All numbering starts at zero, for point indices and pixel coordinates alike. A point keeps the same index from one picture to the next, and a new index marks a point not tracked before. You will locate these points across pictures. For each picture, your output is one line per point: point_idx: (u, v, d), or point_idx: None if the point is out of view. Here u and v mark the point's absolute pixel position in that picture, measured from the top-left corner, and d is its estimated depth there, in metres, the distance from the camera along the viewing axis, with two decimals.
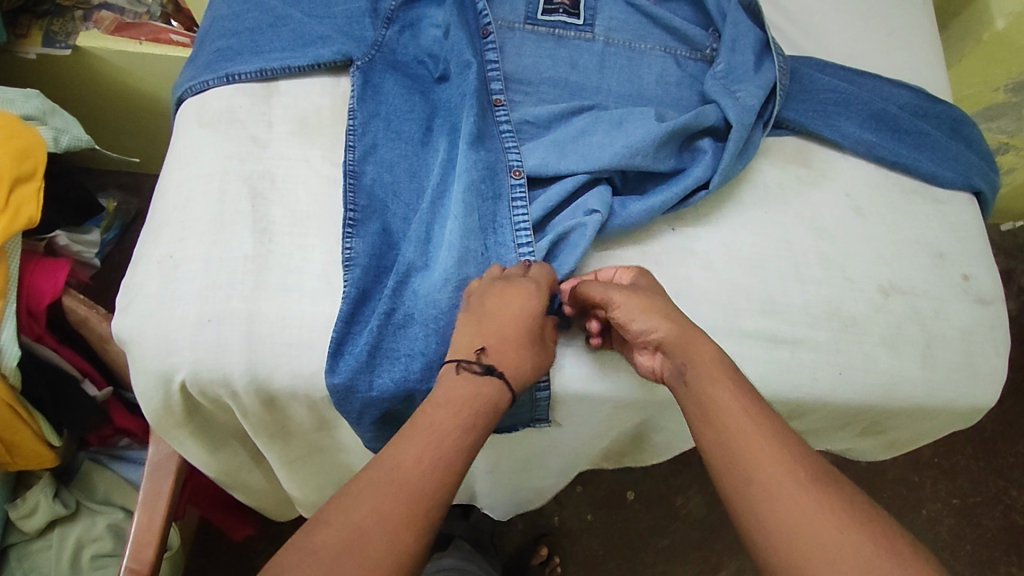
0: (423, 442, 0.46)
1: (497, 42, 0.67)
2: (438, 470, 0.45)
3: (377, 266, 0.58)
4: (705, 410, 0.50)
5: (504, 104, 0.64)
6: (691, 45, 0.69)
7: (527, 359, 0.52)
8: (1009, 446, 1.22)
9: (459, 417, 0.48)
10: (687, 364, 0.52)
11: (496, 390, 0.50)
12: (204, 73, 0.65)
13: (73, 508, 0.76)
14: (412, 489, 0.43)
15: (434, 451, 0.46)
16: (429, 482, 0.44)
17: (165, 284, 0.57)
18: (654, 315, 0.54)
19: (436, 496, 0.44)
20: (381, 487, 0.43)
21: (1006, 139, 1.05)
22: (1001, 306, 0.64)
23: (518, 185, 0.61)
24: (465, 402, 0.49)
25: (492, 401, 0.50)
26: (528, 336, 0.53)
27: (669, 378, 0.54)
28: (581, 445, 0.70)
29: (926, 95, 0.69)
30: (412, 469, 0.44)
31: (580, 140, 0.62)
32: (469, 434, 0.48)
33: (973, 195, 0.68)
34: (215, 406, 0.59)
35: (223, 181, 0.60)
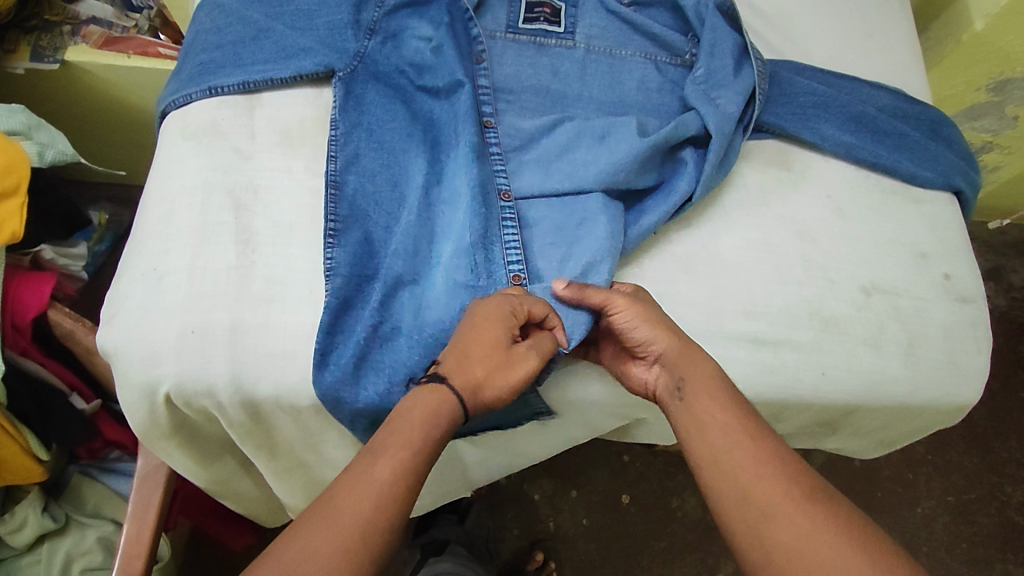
0: (353, 476, 0.45)
1: (487, 55, 0.67)
2: (371, 500, 0.44)
3: (359, 275, 0.58)
4: (695, 419, 0.52)
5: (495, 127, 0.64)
6: (672, 51, 0.69)
7: (478, 363, 0.52)
8: (1002, 442, 1.23)
9: (390, 441, 0.47)
10: (686, 375, 0.54)
11: (439, 399, 0.50)
12: (188, 86, 0.65)
13: (63, 521, 0.76)
14: (344, 525, 0.43)
15: (367, 482, 0.45)
16: (364, 514, 0.44)
17: (150, 296, 0.57)
18: (659, 327, 0.55)
19: (373, 526, 0.44)
20: (310, 532, 0.43)
21: (991, 138, 1.06)
22: (983, 303, 0.64)
23: (507, 207, 0.61)
24: (404, 419, 0.48)
25: (432, 406, 0.49)
26: (486, 347, 0.51)
27: (664, 393, 0.55)
28: (567, 444, 0.71)
29: (904, 96, 0.70)
30: (344, 505, 0.44)
31: (566, 157, 0.63)
32: (403, 456, 0.47)
33: (953, 195, 0.69)
34: (201, 417, 0.59)
35: (207, 194, 0.61)
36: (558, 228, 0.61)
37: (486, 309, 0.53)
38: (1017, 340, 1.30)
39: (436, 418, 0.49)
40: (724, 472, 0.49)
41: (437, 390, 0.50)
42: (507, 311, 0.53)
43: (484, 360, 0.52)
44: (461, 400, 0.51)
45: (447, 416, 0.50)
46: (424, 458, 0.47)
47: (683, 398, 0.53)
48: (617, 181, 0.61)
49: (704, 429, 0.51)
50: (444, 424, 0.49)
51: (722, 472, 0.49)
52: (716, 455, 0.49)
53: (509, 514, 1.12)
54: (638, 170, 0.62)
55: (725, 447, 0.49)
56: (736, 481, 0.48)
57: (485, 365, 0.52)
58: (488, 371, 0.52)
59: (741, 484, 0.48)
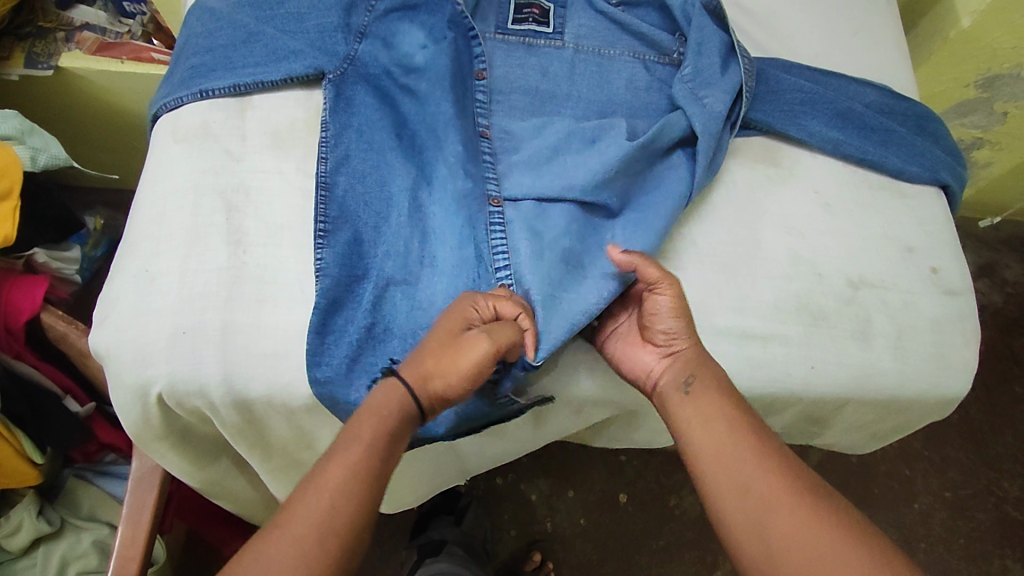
0: (307, 480, 0.47)
1: (486, 56, 0.67)
2: (325, 501, 0.46)
3: (348, 276, 0.58)
4: (699, 412, 0.53)
5: (490, 138, 0.65)
6: (660, 50, 0.70)
7: (430, 354, 0.52)
8: (999, 437, 1.23)
9: (340, 442, 0.49)
10: (699, 373, 0.54)
11: (390, 389, 0.51)
12: (179, 89, 0.66)
13: (58, 525, 0.76)
14: (299, 528, 0.45)
15: (320, 484, 0.46)
16: (318, 514, 0.45)
17: (141, 298, 0.57)
18: (687, 325, 0.56)
19: (329, 525, 0.45)
20: (268, 539, 0.44)
21: (981, 134, 1.08)
22: (970, 296, 0.65)
23: (497, 212, 0.61)
24: (356, 420, 0.50)
25: (382, 399, 0.51)
26: (443, 337, 0.52)
27: (669, 381, 0.55)
28: (557, 436, 0.71)
29: (891, 92, 0.70)
30: (299, 509, 0.45)
31: (556, 159, 0.63)
32: (353, 454, 0.48)
33: (940, 189, 0.70)
34: (194, 417, 0.59)
35: (198, 196, 0.61)
36: (542, 235, 0.60)
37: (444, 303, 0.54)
38: (1011, 336, 1.30)
39: (384, 410, 0.50)
40: (725, 466, 0.50)
41: (388, 381, 0.52)
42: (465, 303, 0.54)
43: (434, 351, 0.52)
44: (410, 390, 0.51)
45: (399, 408, 0.51)
46: (376, 452, 0.49)
47: (689, 391, 0.54)
48: (608, 184, 0.61)
49: (709, 424, 0.52)
50: (395, 416, 0.50)
51: (722, 466, 0.50)
52: (720, 451, 0.51)
53: (506, 515, 1.11)
54: (628, 172, 0.62)
55: (726, 446, 0.51)
56: (735, 475, 0.49)
57: (434, 354, 0.52)
58: (437, 360, 0.52)
59: (742, 478, 0.49)
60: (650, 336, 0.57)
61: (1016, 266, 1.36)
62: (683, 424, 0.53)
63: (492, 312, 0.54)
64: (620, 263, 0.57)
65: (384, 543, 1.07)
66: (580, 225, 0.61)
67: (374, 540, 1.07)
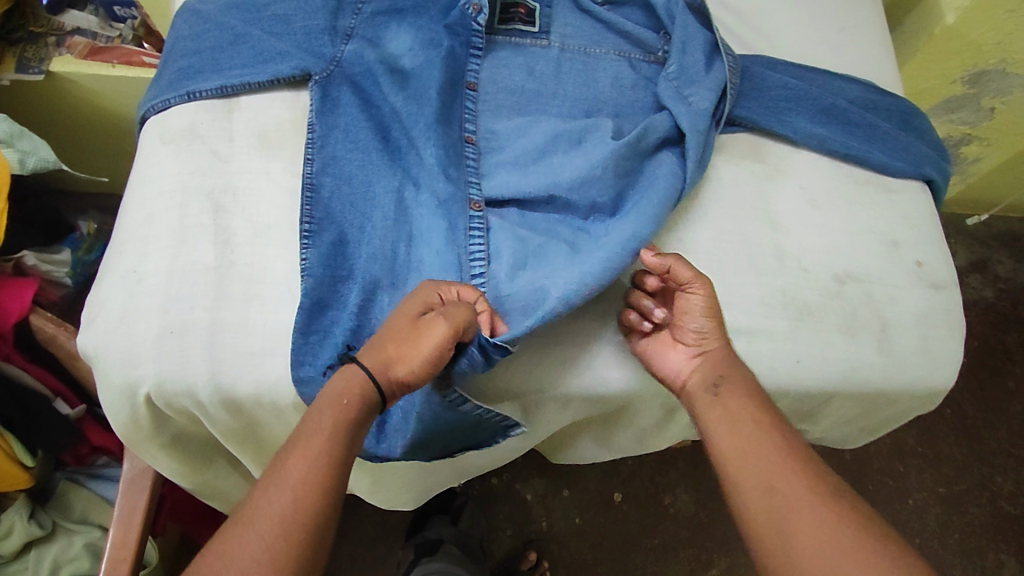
0: (269, 475, 0.47)
1: (483, 55, 0.68)
2: (288, 493, 0.46)
3: (333, 276, 0.58)
4: (727, 413, 0.54)
5: (475, 143, 0.65)
6: (645, 48, 0.70)
7: (389, 340, 0.53)
8: (992, 432, 1.23)
9: (299, 434, 0.49)
10: (726, 375, 0.56)
11: (349, 375, 0.52)
12: (166, 91, 0.66)
13: (50, 528, 0.76)
14: (264, 522, 0.44)
15: (282, 476, 0.46)
16: (281, 506, 0.45)
17: (129, 298, 0.57)
18: (716, 327, 0.58)
19: (293, 516, 0.45)
20: (232, 535, 0.44)
21: (968, 130, 1.09)
22: (955, 289, 0.65)
23: (479, 214, 0.61)
24: (316, 410, 0.50)
25: (342, 387, 0.51)
26: (402, 323, 0.53)
27: (702, 382, 0.56)
28: (547, 433, 0.70)
29: (874, 88, 0.71)
30: (262, 503, 0.45)
31: (543, 163, 0.64)
32: (313, 445, 0.48)
33: (924, 184, 0.70)
34: (183, 417, 0.59)
35: (185, 197, 0.61)
36: (528, 238, 0.61)
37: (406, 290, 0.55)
38: (1004, 331, 1.31)
39: (344, 399, 0.51)
40: (746, 465, 0.51)
41: (348, 367, 0.53)
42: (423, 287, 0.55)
43: (394, 335, 0.53)
44: (371, 375, 0.52)
45: (359, 395, 0.51)
46: (337, 442, 0.49)
47: (717, 394, 0.55)
48: (594, 186, 0.62)
49: (734, 425, 0.53)
50: (354, 405, 0.51)
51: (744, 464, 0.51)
52: (746, 450, 0.51)
53: (501, 515, 1.11)
54: (617, 173, 0.62)
55: (754, 445, 0.51)
56: (757, 473, 0.50)
57: (394, 339, 0.53)
58: (396, 345, 0.53)
59: (767, 477, 0.50)
60: (681, 336, 0.58)
61: (1007, 262, 1.37)
62: (712, 424, 0.54)
63: (453, 295, 0.55)
64: (654, 263, 0.57)
65: (380, 544, 1.07)
66: (568, 228, 0.62)
67: (369, 542, 1.07)
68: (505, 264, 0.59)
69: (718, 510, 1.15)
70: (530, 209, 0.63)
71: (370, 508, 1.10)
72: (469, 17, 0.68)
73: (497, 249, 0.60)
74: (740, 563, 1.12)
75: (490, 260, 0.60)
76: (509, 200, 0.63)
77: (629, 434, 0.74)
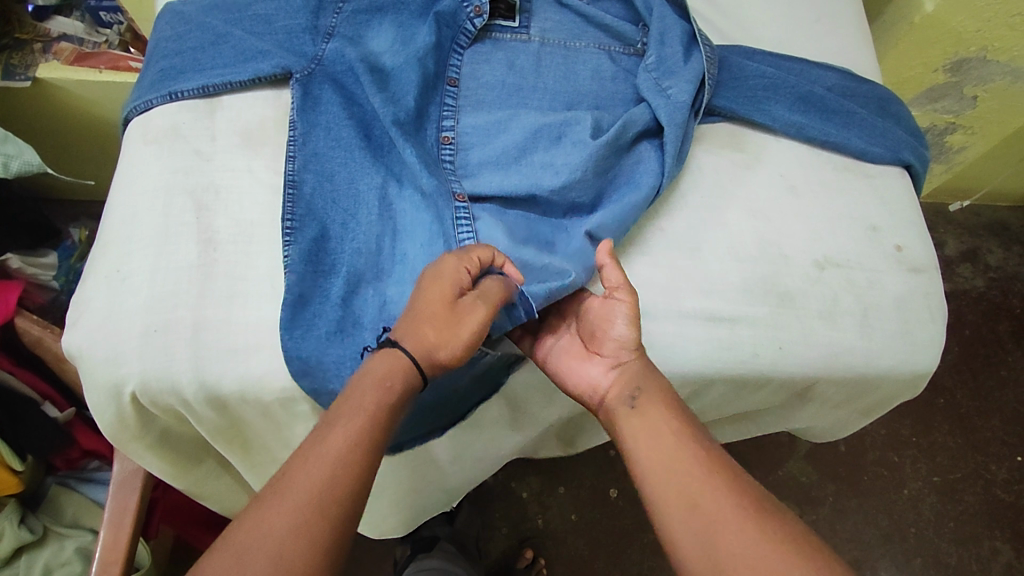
0: (308, 447, 0.47)
1: (462, 53, 0.68)
2: (327, 469, 0.46)
3: (315, 271, 0.58)
4: (644, 426, 0.53)
5: (452, 141, 0.65)
6: (624, 40, 0.71)
7: (429, 325, 0.52)
8: (984, 420, 1.24)
9: (342, 411, 0.48)
10: (643, 387, 0.55)
11: (391, 362, 0.51)
12: (148, 92, 0.66)
13: (41, 533, 0.75)
14: (299, 494, 0.44)
15: (322, 451, 0.46)
16: (317, 482, 0.45)
17: (112, 298, 0.57)
18: (637, 339, 0.56)
19: (329, 491, 0.45)
20: (265, 504, 0.44)
21: (953, 119, 1.09)
22: (934, 272, 0.66)
23: (461, 208, 0.61)
24: (361, 388, 0.49)
25: (388, 371, 0.51)
26: (443, 307, 0.52)
27: (616, 397, 0.55)
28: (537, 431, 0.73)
29: (851, 76, 0.71)
30: (299, 475, 0.45)
31: (525, 160, 0.64)
32: (355, 423, 0.48)
33: (903, 169, 0.71)
34: (169, 415, 0.59)
35: (168, 196, 0.62)
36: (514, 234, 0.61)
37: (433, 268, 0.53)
38: (996, 320, 1.31)
39: (388, 382, 0.50)
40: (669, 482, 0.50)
41: (389, 353, 0.52)
42: (455, 264, 0.53)
43: (433, 319, 0.52)
44: (415, 362, 0.52)
45: (401, 379, 0.51)
46: (378, 423, 0.49)
47: (635, 406, 0.54)
48: (575, 184, 0.62)
49: (655, 441, 0.52)
50: (397, 388, 0.50)
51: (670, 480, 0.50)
52: (668, 470, 0.50)
53: (497, 513, 1.11)
54: (597, 169, 0.63)
55: (677, 463, 0.50)
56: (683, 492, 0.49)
57: (434, 324, 0.52)
58: (437, 329, 0.52)
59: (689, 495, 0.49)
60: (598, 348, 0.57)
61: (997, 251, 1.37)
62: (631, 438, 0.53)
63: (478, 263, 0.54)
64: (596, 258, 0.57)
65: (375, 545, 1.07)
66: (545, 225, 0.63)
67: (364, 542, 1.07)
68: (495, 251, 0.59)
69: None
70: (511, 207, 0.63)
71: None
72: (464, 15, 0.68)
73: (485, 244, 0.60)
74: None
75: None
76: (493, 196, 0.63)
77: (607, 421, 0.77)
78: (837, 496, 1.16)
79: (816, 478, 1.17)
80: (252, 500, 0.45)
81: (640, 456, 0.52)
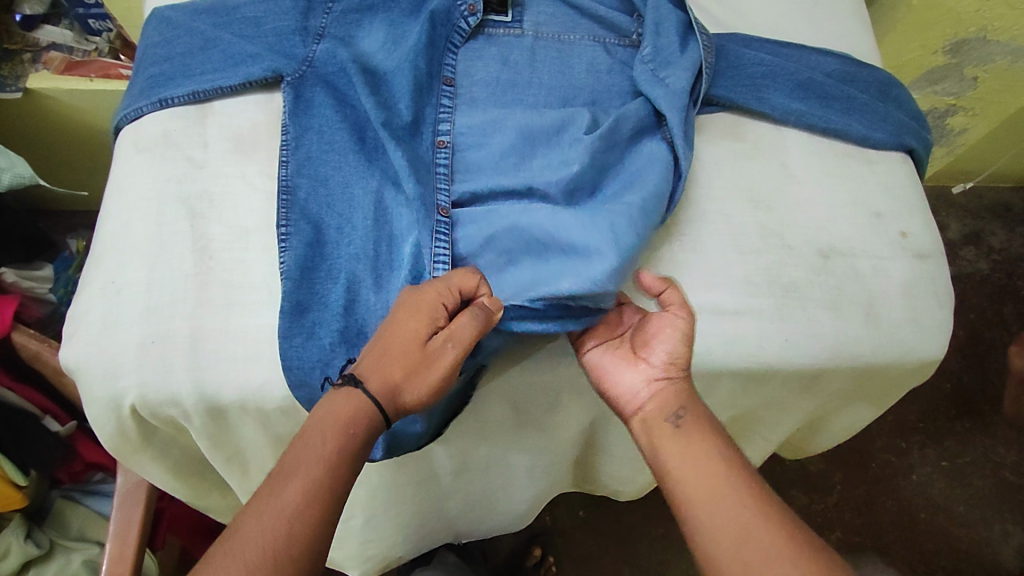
0: (264, 497, 0.46)
1: (456, 52, 0.67)
2: (283, 523, 0.45)
3: (312, 277, 0.57)
4: (688, 446, 0.53)
5: (448, 143, 0.64)
6: (619, 32, 0.69)
7: (396, 364, 0.51)
8: (992, 402, 1.23)
9: (301, 460, 0.48)
10: (687, 406, 0.55)
11: (355, 403, 0.50)
12: (139, 100, 0.65)
13: (48, 547, 0.75)
14: (252, 553, 0.44)
15: (278, 503, 0.46)
16: (272, 539, 0.45)
17: (108, 312, 0.57)
18: (686, 357, 0.57)
19: (283, 546, 0.45)
20: (217, 563, 0.44)
21: (953, 101, 1.08)
22: (940, 258, 0.65)
23: (444, 215, 0.60)
24: (317, 434, 0.49)
25: (347, 415, 0.49)
26: (416, 347, 0.51)
27: (663, 415, 0.55)
28: (535, 458, 0.73)
29: (851, 61, 0.70)
30: (253, 531, 0.45)
31: (524, 162, 0.63)
32: (314, 474, 0.47)
33: (905, 154, 0.70)
34: (170, 426, 0.59)
35: (162, 205, 0.61)
36: (511, 238, 0.59)
37: (411, 301, 0.52)
38: (1001, 302, 1.30)
39: (351, 427, 0.49)
40: (715, 512, 0.50)
41: (352, 394, 0.50)
42: (432, 300, 0.52)
43: (404, 359, 0.51)
44: (379, 405, 0.50)
45: (365, 422, 0.50)
46: (338, 474, 0.48)
47: (679, 424, 0.54)
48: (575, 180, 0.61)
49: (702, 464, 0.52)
50: (363, 434, 0.50)
51: (717, 509, 0.50)
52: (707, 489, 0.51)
53: None
54: (596, 167, 0.62)
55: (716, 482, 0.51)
56: (729, 526, 0.49)
57: (402, 365, 0.51)
58: (405, 371, 0.51)
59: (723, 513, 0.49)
60: (645, 363, 0.58)
61: (1001, 233, 1.36)
62: (674, 458, 0.53)
63: (456, 299, 0.53)
64: (652, 284, 0.57)
65: None
66: None
67: None
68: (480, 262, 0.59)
69: None
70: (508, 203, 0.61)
71: None
72: (458, 13, 0.67)
73: (474, 246, 0.59)
74: None
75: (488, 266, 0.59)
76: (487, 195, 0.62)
77: (601, 452, 0.77)
78: (846, 483, 1.15)
79: (824, 466, 1.16)
80: (204, 557, 0.45)
81: (682, 472, 0.52)
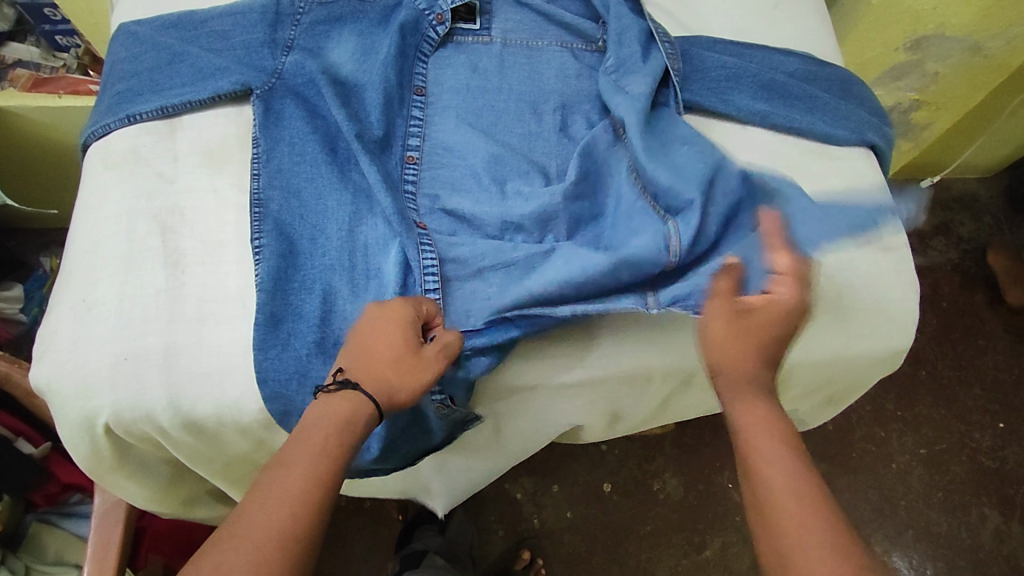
0: (267, 483, 0.46)
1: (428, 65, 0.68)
2: (289, 505, 0.45)
3: (285, 289, 0.57)
4: None
5: (416, 160, 0.64)
6: (586, 39, 0.70)
7: (388, 368, 0.51)
8: (966, 389, 1.25)
9: (303, 446, 0.47)
10: None
11: (353, 401, 0.50)
12: (106, 116, 0.65)
13: (23, 572, 0.72)
14: (257, 535, 0.44)
15: (281, 486, 0.46)
16: (277, 521, 0.44)
17: (79, 330, 0.56)
18: None
19: (290, 528, 0.44)
20: (224, 545, 0.43)
21: (916, 96, 1.11)
22: (904, 250, 0.67)
23: (423, 233, 0.60)
24: (317, 425, 0.49)
25: (343, 412, 0.49)
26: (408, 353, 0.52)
27: None
28: (518, 446, 0.74)
29: (812, 60, 0.72)
30: (257, 516, 0.44)
31: (499, 186, 0.63)
32: (317, 460, 0.47)
33: (869, 150, 0.72)
34: (147, 443, 0.58)
35: (132, 221, 0.60)
36: (499, 261, 0.59)
37: (389, 311, 0.53)
38: (971, 291, 1.33)
39: (348, 423, 0.49)
40: None
41: (350, 394, 0.50)
42: (411, 312, 0.53)
43: (393, 363, 0.51)
44: (374, 401, 0.50)
45: (361, 419, 0.50)
46: (338, 461, 0.48)
47: None
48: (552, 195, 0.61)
49: None
50: (359, 426, 0.50)
51: None
52: None
53: (492, 517, 1.11)
54: (581, 179, 0.62)
55: None
56: None
57: (394, 368, 0.51)
58: (397, 372, 0.51)
59: None
60: None
61: (969, 223, 1.40)
62: None
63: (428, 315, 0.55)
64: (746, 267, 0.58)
65: (372, 556, 1.06)
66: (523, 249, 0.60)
67: (360, 554, 1.06)
68: (461, 277, 0.59)
69: (707, 491, 1.14)
70: (482, 217, 0.61)
71: (360, 524, 1.08)
72: (426, 23, 0.68)
73: (462, 261, 0.59)
74: (734, 542, 1.11)
75: (468, 278, 0.59)
76: (465, 212, 0.62)
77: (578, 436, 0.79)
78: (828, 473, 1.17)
79: None
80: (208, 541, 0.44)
81: None
